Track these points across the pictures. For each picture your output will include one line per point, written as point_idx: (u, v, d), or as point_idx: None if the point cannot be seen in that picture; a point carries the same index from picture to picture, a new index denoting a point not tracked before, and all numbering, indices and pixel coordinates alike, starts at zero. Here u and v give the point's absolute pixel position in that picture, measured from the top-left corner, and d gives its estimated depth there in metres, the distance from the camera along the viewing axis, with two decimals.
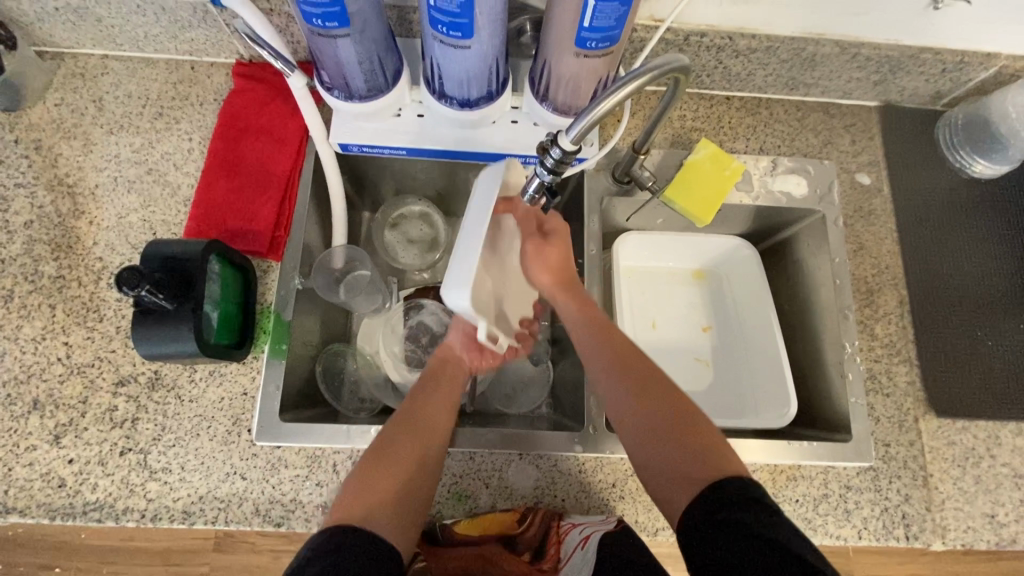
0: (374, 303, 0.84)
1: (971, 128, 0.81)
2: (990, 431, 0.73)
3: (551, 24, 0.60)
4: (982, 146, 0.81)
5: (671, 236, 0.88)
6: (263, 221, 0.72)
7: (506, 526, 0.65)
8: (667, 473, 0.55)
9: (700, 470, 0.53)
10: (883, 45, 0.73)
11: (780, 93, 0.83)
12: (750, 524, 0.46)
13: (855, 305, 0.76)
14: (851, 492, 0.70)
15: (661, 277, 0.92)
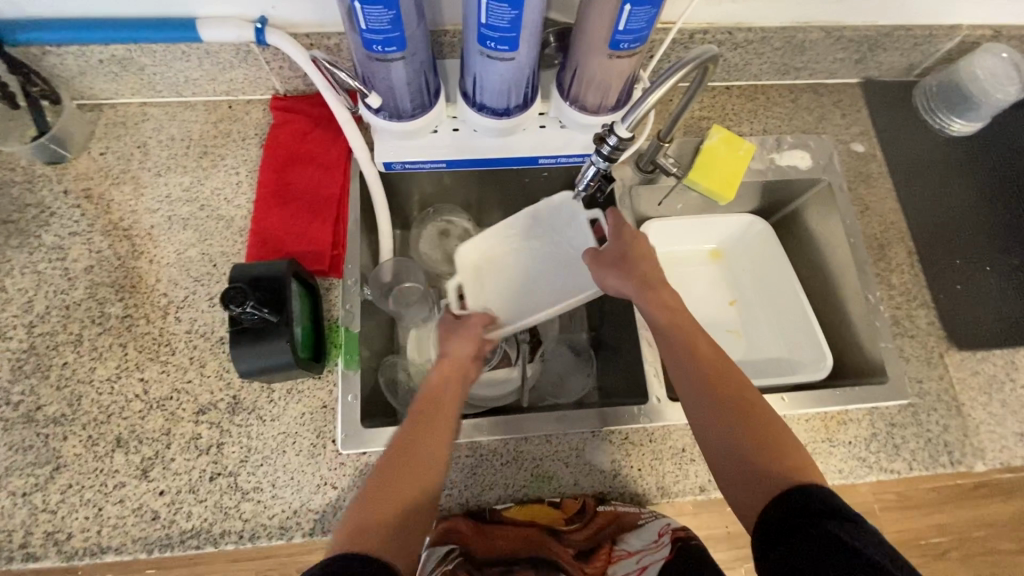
0: (424, 312, 0.87)
1: (945, 92, 0.91)
2: (1007, 358, 0.80)
3: (583, 31, 0.66)
4: (957, 107, 0.90)
5: (689, 221, 0.95)
6: (320, 241, 0.75)
7: (559, 523, 0.69)
8: (736, 466, 0.57)
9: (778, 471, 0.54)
10: (862, 27, 0.83)
11: (773, 79, 0.92)
12: (829, 527, 0.47)
13: (870, 259, 0.84)
14: (897, 428, 0.76)
15: (684, 260, 0.98)
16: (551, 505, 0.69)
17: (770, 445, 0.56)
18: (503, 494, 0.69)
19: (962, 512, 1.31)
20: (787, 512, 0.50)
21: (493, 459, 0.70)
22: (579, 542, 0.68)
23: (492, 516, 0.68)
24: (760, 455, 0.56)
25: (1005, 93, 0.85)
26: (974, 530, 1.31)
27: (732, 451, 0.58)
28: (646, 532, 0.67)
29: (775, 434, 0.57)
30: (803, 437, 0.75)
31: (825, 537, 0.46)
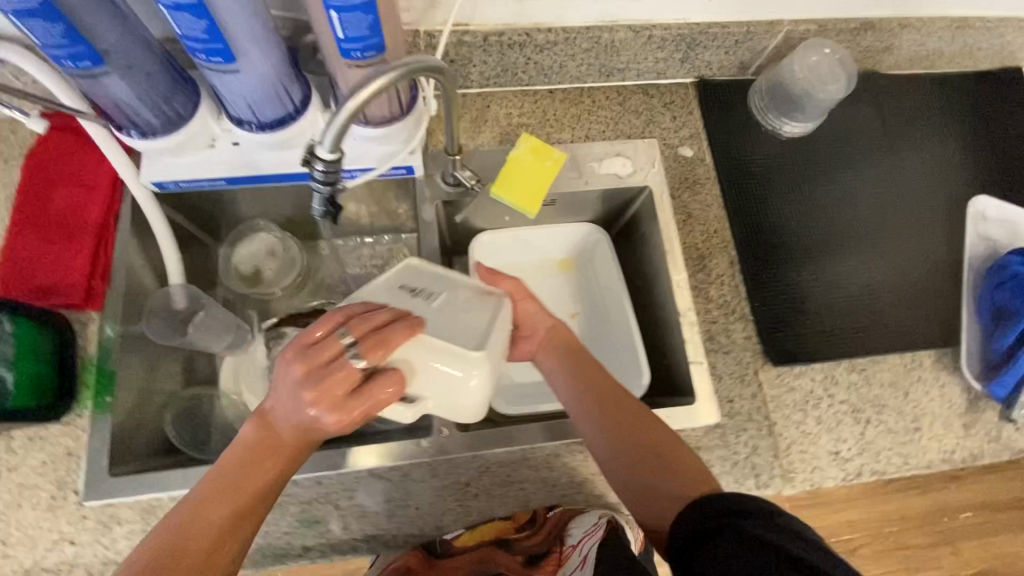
0: (223, 340, 0.83)
1: (774, 93, 0.86)
2: (827, 372, 0.77)
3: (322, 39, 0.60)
4: (785, 108, 0.86)
5: (522, 230, 0.88)
6: (76, 270, 0.70)
7: (510, 533, 0.70)
8: (653, 493, 0.57)
9: (688, 486, 0.56)
10: (673, 24, 0.77)
11: (599, 81, 0.86)
12: (750, 530, 0.46)
13: (687, 271, 0.79)
14: (701, 452, 0.72)
15: (525, 273, 0.91)
16: (501, 519, 0.70)
17: (670, 471, 0.58)
18: (264, 541, 0.66)
19: (867, 508, 1.29)
20: (703, 518, 0.50)
21: None
22: (528, 549, 0.68)
23: (444, 548, 0.70)
24: (659, 483, 0.58)
25: (836, 91, 0.82)
26: (885, 526, 1.28)
27: (631, 479, 0.59)
28: (585, 517, 0.66)
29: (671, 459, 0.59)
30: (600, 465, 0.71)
31: (754, 540, 0.45)
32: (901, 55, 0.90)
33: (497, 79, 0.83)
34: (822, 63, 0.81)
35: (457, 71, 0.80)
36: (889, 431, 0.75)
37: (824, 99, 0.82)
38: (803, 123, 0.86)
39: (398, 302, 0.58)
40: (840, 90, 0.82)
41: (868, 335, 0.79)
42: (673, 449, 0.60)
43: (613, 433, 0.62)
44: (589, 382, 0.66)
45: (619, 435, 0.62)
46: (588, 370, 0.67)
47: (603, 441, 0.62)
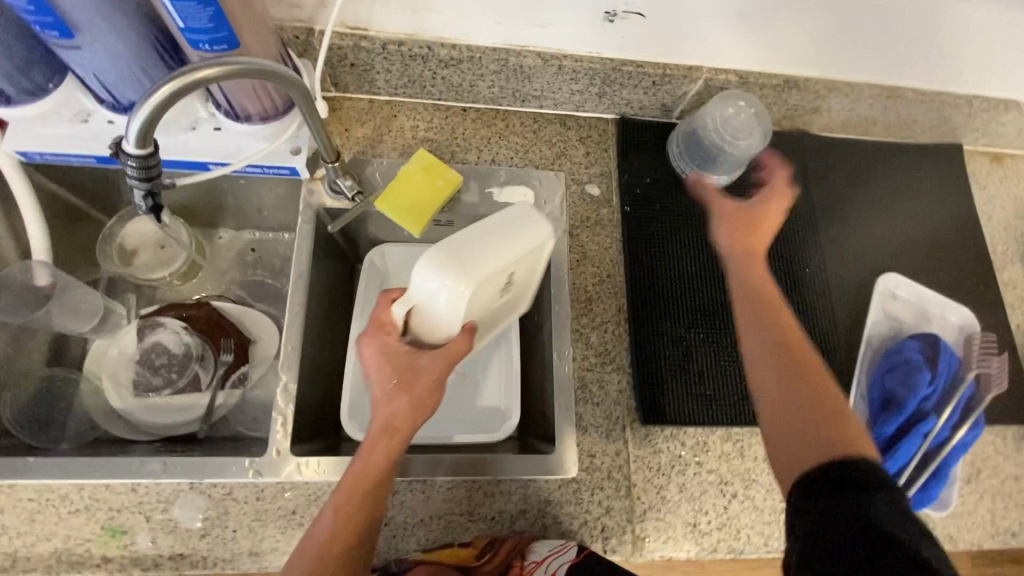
0: (83, 324, 0.82)
1: (690, 142, 0.83)
2: (700, 438, 0.73)
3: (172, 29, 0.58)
4: (699, 158, 0.83)
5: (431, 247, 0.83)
6: None
7: (469, 559, 0.64)
8: (800, 438, 0.50)
9: (840, 441, 0.48)
10: (585, 57, 0.75)
11: (515, 104, 0.84)
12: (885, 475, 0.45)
13: (571, 314, 0.76)
14: (549, 506, 0.68)
15: None
16: (459, 544, 0.66)
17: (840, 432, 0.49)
18: (61, 546, 0.62)
19: None
20: (844, 482, 0.44)
21: (60, 505, 0.63)
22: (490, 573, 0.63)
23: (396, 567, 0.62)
24: (822, 429, 0.49)
25: (748, 147, 0.78)
26: None
27: (781, 412, 0.52)
28: (548, 541, 0.66)
29: (859, 424, 0.50)
30: (438, 507, 0.67)
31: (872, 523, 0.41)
32: (831, 117, 0.87)
33: (405, 89, 0.80)
34: (738, 117, 0.77)
35: (359, 76, 0.77)
36: (754, 508, 0.71)
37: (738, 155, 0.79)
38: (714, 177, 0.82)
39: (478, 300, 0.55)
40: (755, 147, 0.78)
41: (751, 404, 0.75)
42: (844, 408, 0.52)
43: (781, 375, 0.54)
44: (776, 320, 0.57)
45: (786, 374, 0.53)
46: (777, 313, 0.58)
47: (761, 377, 0.55)
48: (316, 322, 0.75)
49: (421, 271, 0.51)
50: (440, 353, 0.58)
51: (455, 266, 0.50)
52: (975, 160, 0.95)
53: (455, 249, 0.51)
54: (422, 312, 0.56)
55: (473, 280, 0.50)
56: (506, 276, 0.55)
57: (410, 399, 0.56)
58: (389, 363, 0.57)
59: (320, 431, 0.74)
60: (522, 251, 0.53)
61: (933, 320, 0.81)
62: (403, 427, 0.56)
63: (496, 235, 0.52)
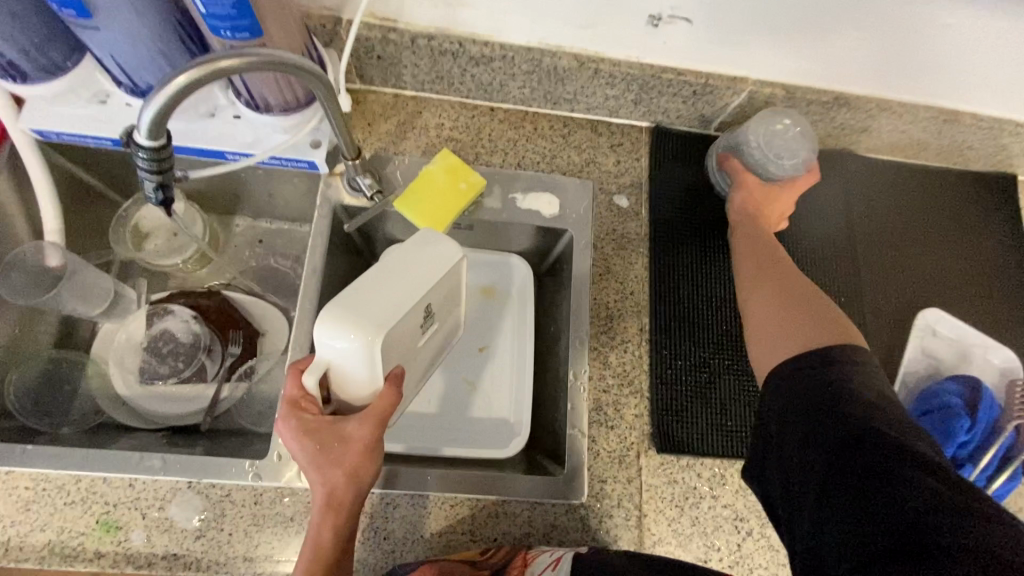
0: (92, 306, 0.80)
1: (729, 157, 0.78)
2: (717, 471, 0.70)
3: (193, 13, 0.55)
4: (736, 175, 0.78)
5: None
6: None
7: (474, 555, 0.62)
8: (778, 340, 0.57)
9: (817, 335, 0.54)
10: (624, 62, 0.71)
11: (545, 107, 0.80)
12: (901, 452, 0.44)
13: (590, 331, 0.73)
14: (555, 531, 0.65)
15: None
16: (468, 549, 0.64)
17: (823, 326, 0.56)
18: (54, 538, 0.61)
19: None
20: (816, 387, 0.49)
21: (56, 496, 0.62)
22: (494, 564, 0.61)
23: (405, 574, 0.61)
24: (805, 326, 0.56)
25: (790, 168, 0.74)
26: None
27: (767, 320, 0.60)
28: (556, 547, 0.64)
29: (841, 323, 0.56)
30: (440, 524, 0.65)
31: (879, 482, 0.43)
32: (879, 139, 0.82)
33: (432, 85, 0.77)
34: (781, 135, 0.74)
35: (386, 69, 0.74)
36: (770, 548, 0.68)
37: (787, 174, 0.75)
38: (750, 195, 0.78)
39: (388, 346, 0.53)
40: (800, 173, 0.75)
41: None
42: (823, 307, 0.58)
43: (772, 299, 0.62)
44: (770, 262, 0.67)
45: (772, 297, 0.62)
46: (773, 258, 0.68)
47: (753, 301, 0.64)
48: None
49: (321, 329, 0.50)
50: (365, 414, 0.53)
51: (359, 314, 0.50)
52: None
53: (353, 295, 0.51)
54: (336, 372, 0.52)
55: (380, 322, 0.51)
56: (416, 316, 0.55)
57: (342, 473, 0.51)
58: (309, 442, 0.51)
59: None
60: (429, 279, 0.55)
61: (974, 360, 0.77)
62: (345, 501, 0.52)
63: (398, 272, 0.54)
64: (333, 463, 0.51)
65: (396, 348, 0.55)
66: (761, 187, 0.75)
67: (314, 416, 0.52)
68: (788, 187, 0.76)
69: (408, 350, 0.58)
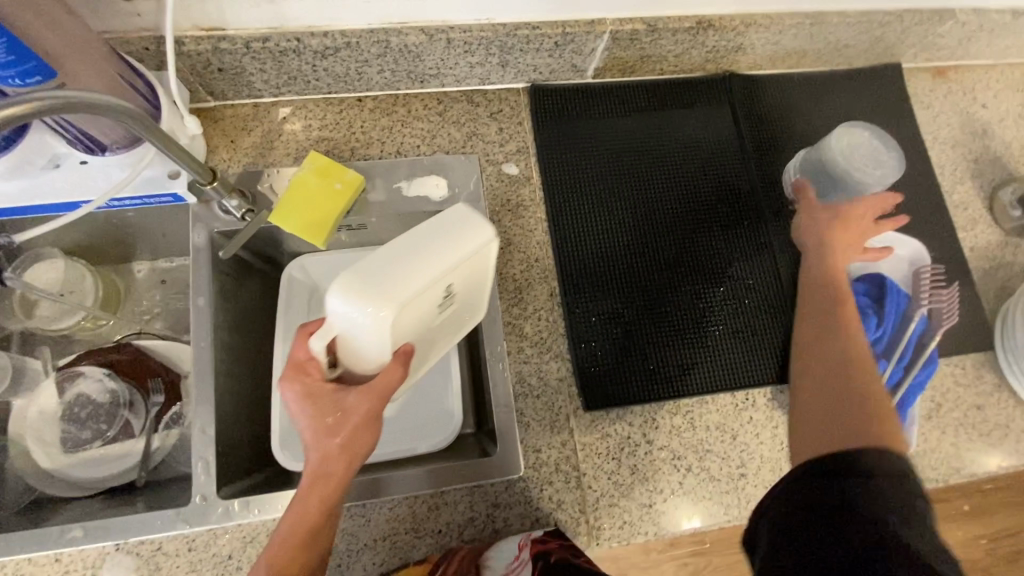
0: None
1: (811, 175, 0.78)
2: (648, 416, 0.70)
3: None
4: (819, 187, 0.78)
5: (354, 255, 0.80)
6: None
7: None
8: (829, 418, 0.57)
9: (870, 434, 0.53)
10: (474, 26, 0.68)
11: (414, 87, 0.77)
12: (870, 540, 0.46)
13: (501, 306, 0.72)
14: (498, 510, 0.66)
15: None
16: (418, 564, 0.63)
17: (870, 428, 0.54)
18: None
19: None
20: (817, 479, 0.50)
21: None
22: None
23: None
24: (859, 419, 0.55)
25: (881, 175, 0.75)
26: None
27: (817, 409, 0.60)
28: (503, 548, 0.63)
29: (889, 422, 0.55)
30: (383, 529, 0.64)
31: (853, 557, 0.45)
32: (756, 55, 0.81)
33: (289, 87, 0.73)
34: (730, 105, 0.83)
35: (233, 80, 0.70)
36: (711, 479, 0.69)
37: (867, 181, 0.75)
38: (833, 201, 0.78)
39: (400, 327, 0.46)
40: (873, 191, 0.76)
41: (696, 373, 0.72)
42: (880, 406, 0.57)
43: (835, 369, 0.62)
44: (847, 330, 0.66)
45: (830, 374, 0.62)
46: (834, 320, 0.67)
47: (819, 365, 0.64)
48: (231, 353, 0.71)
49: (336, 297, 0.43)
50: (368, 391, 0.50)
51: (377, 286, 0.43)
52: (916, 78, 0.90)
53: (372, 268, 0.44)
54: (346, 338, 0.47)
55: (397, 299, 0.43)
56: (438, 293, 0.48)
57: (334, 439, 0.50)
58: (311, 406, 0.51)
59: (254, 466, 0.71)
60: (456, 262, 0.45)
61: (883, 261, 0.77)
62: (337, 472, 0.51)
63: (426, 246, 0.44)
64: (334, 430, 0.50)
65: (414, 325, 0.49)
66: (830, 219, 0.74)
67: (320, 384, 0.51)
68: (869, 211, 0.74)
69: (422, 326, 0.52)
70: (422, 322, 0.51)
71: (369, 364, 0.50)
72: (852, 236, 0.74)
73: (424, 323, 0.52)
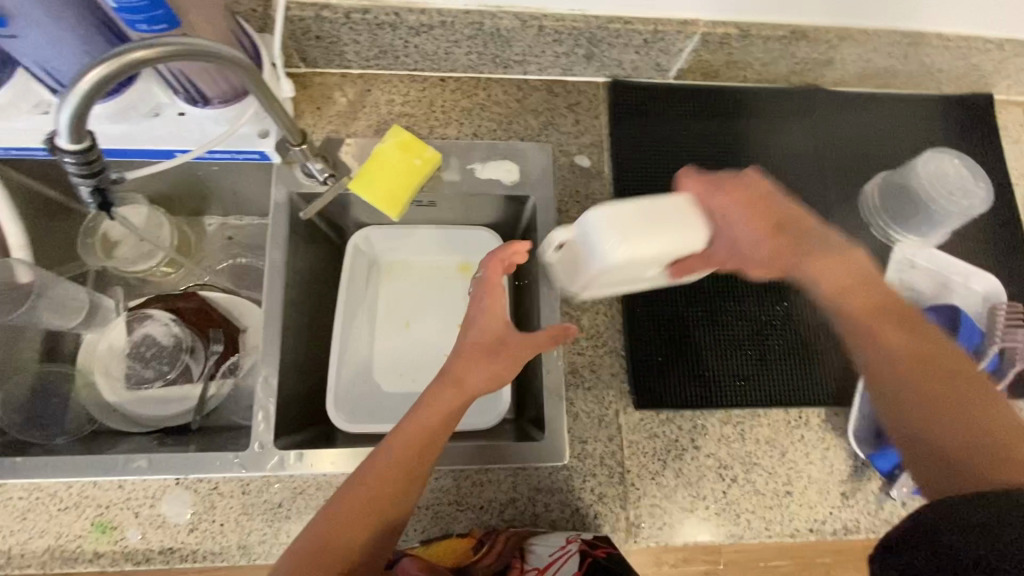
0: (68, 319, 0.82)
1: (888, 201, 0.77)
2: (697, 421, 0.70)
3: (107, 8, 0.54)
4: (896, 214, 0.77)
5: (416, 230, 0.82)
6: None
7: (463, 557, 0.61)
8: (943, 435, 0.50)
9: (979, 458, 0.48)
10: (568, 16, 0.69)
11: (496, 72, 0.78)
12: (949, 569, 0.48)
13: (561, 295, 0.73)
14: (540, 494, 0.67)
15: (422, 275, 0.85)
16: (458, 539, 0.63)
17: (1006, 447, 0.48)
18: (53, 543, 0.63)
19: None
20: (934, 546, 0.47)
21: (50, 503, 0.64)
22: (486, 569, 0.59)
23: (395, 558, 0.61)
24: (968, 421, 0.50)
25: (970, 205, 0.72)
26: None
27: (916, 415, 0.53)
28: (549, 538, 0.62)
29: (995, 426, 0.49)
30: (426, 498, 0.66)
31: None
32: (844, 71, 0.80)
33: (378, 61, 0.75)
34: (811, 120, 0.81)
35: (327, 49, 0.72)
36: (756, 492, 0.68)
37: (950, 219, 0.73)
38: (910, 233, 0.76)
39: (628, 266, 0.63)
40: (953, 226, 0.75)
41: (750, 385, 0.71)
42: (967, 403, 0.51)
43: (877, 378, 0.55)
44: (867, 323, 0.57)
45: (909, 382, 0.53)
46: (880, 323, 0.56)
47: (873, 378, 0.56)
48: (296, 312, 0.73)
49: (594, 222, 0.60)
50: (530, 341, 0.58)
51: (625, 232, 0.60)
52: (1008, 110, 0.86)
53: (621, 217, 0.60)
54: (585, 252, 0.62)
55: (631, 245, 0.59)
56: (674, 259, 0.64)
57: (491, 367, 0.57)
58: (486, 328, 0.58)
59: (306, 422, 0.73)
60: (682, 239, 0.60)
61: (955, 290, 0.75)
62: (472, 389, 0.56)
63: (654, 219, 0.61)
64: (495, 356, 0.57)
65: (649, 243, 0.61)
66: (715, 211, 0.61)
67: (494, 321, 0.58)
68: (731, 189, 0.61)
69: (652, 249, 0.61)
70: (657, 257, 0.62)
71: (588, 275, 0.65)
72: (768, 254, 0.60)
73: (653, 252, 0.61)
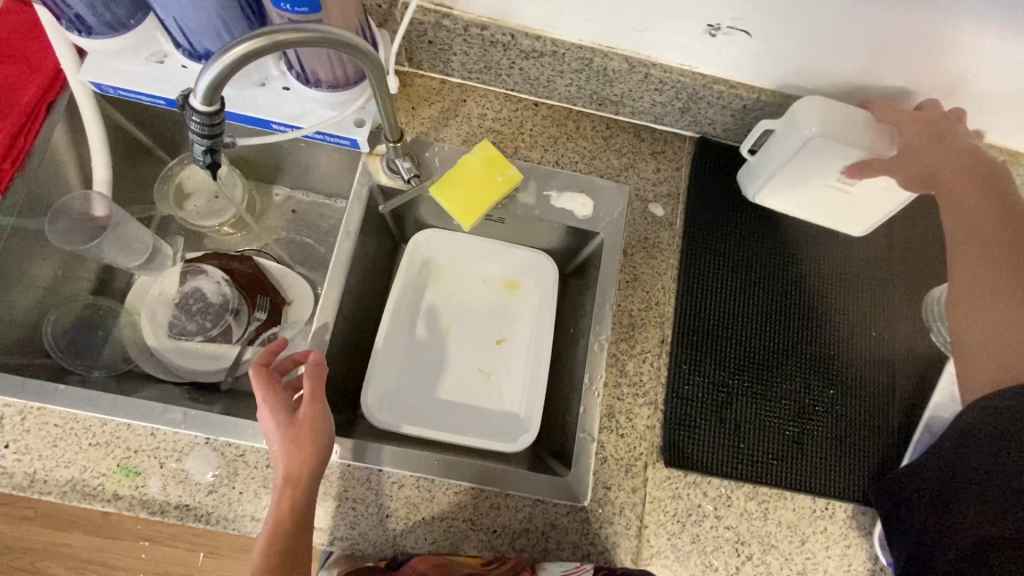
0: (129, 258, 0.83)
1: None
2: (723, 491, 0.69)
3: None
4: None
5: (476, 241, 0.83)
6: (47, 69, 0.81)
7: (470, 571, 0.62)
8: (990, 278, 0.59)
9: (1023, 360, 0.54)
10: (675, 69, 0.70)
11: (590, 107, 0.79)
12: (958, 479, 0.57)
13: (611, 335, 0.73)
14: (554, 531, 0.66)
15: (471, 285, 0.85)
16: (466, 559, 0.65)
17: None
18: (77, 475, 0.64)
19: None
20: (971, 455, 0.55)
21: (83, 436, 0.65)
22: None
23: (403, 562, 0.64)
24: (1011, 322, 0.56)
25: None
26: None
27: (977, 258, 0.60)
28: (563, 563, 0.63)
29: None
30: (442, 509, 0.66)
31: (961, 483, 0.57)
32: None
33: (479, 74, 0.76)
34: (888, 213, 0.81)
35: (436, 54, 0.74)
36: None
37: None
38: None
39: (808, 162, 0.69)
40: None
41: (782, 466, 0.70)
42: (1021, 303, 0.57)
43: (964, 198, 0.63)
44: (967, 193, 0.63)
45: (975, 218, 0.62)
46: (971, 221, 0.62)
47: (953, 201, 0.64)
48: (350, 300, 0.75)
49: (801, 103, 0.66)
50: (310, 399, 0.60)
51: (815, 111, 0.65)
52: None
53: (826, 107, 0.65)
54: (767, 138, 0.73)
55: (817, 123, 0.64)
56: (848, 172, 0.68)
57: (298, 448, 0.58)
58: (278, 421, 0.59)
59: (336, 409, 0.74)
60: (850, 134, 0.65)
61: None
62: (298, 471, 0.57)
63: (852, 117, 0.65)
64: (302, 429, 0.58)
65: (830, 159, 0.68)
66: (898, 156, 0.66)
67: (280, 408, 0.59)
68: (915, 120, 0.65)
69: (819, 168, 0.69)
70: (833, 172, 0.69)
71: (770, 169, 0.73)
72: (927, 159, 0.65)
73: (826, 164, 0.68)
